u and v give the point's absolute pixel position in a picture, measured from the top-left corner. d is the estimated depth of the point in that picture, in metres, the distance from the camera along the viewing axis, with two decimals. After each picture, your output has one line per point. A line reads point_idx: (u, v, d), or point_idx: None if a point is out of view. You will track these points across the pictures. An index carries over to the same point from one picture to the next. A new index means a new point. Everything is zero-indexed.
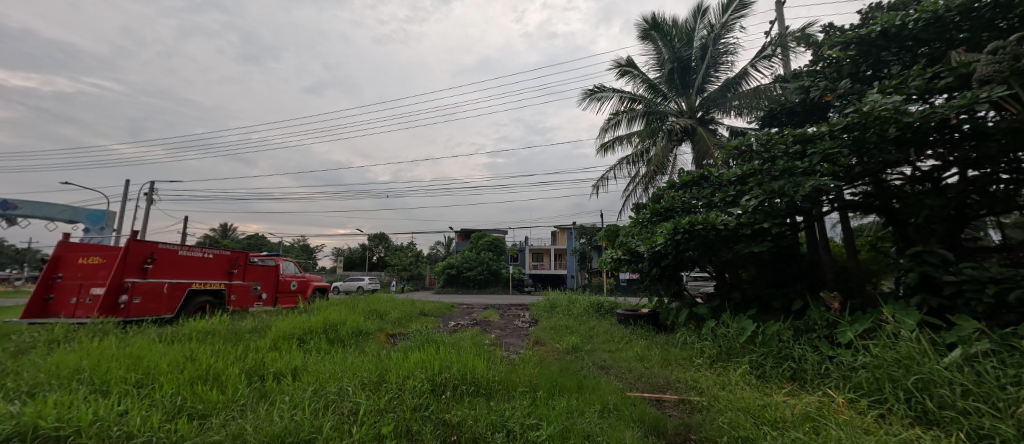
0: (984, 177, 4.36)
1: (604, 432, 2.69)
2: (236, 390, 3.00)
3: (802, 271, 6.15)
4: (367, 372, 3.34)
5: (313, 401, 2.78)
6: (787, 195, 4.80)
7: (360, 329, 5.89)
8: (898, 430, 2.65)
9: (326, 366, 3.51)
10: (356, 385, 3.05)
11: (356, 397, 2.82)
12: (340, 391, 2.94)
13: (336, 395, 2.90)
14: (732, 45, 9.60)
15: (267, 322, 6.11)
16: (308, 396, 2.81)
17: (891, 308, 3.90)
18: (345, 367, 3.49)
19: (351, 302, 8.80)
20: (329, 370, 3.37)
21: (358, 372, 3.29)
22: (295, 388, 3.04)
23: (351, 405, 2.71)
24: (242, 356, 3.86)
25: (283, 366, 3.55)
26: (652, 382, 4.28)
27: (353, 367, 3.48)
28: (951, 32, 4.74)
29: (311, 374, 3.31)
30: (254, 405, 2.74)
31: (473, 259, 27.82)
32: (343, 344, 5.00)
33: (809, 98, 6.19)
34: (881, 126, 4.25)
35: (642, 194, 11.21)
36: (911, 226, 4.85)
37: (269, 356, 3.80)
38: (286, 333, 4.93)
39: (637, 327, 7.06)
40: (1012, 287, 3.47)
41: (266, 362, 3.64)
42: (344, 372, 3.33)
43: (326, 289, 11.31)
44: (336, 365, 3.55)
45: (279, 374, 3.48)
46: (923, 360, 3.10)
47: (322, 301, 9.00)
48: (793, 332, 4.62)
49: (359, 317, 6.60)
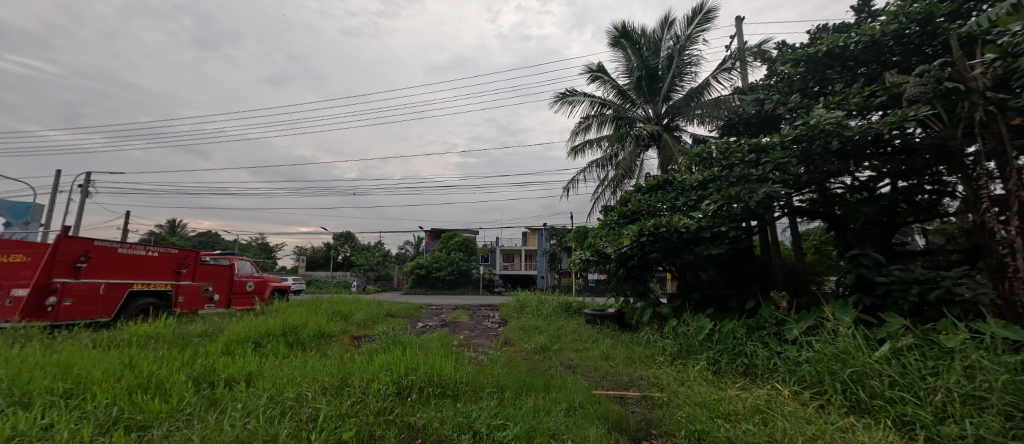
0: (911, 188, 4.82)
1: (569, 430, 2.76)
2: (183, 399, 2.84)
3: (756, 272, 6.52)
4: (329, 376, 3.26)
5: (269, 408, 2.68)
6: (742, 200, 5.09)
7: (322, 331, 5.71)
8: (834, 419, 2.87)
9: (284, 371, 3.38)
10: (317, 390, 2.97)
11: (315, 403, 2.75)
12: (298, 397, 2.85)
13: (294, 400, 2.81)
14: (696, 56, 10.05)
15: (219, 326, 5.80)
16: (263, 403, 2.71)
17: (832, 307, 4.24)
18: (304, 371, 3.38)
19: (313, 304, 8.50)
20: (287, 375, 3.26)
21: (318, 377, 3.20)
22: (249, 394, 2.92)
23: (310, 412, 2.63)
24: (190, 362, 3.66)
25: (237, 372, 3.40)
26: (616, 380, 4.42)
27: (313, 371, 3.37)
28: (885, 55, 5.21)
29: (266, 380, 3.19)
30: (202, 414, 2.60)
31: (443, 259, 27.53)
32: (304, 347, 4.83)
33: (764, 110, 6.58)
34: (825, 139, 4.62)
35: (610, 197, 11.50)
36: (850, 231, 5.28)
37: (220, 361, 3.63)
38: (240, 337, 4.70)
39: (604, 326, 7.24)
40: (932, 287, 3.85)
41: (217, 367, 3.47)
42: (303, 377, 3.23)
43: (287, 289, 10.85)
44: (295, 370, 3.43)
45: (232, 381, 3.33)
46: (857, 354, 3.38)
47: (283, 302, 8.64)
48: (746, 330, 4.90)
49: (321, 319, 6.40)
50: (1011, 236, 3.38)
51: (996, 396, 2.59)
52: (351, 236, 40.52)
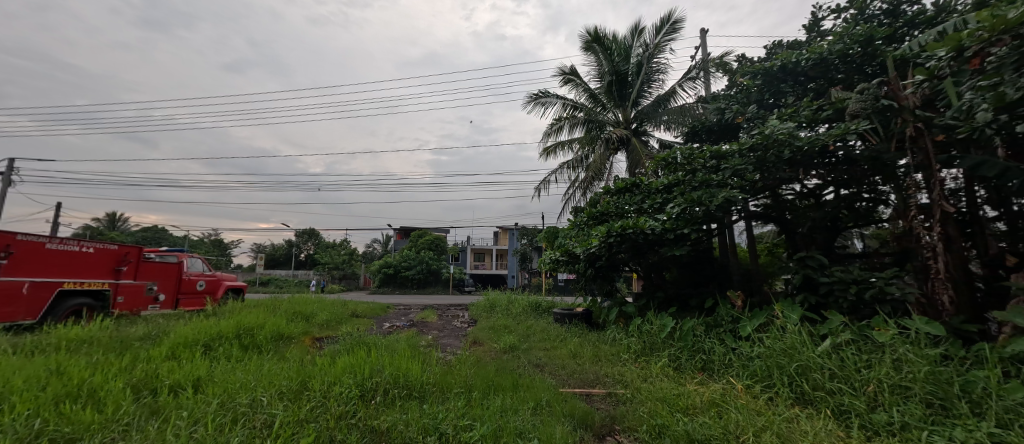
0: (852, 196, 5.24)
1: (535, 429, 2.82)
2: (119, 408, 2.67)
3: (715, 272, 6.87)
4: (286, 380, 3.15)
5: (219, 416, 2.57)
6: (704, 204, 5.36)
7: (281, 333, 5.50)
8: (781, 410, 3.09)
9: (237, 375, 3.24)
10: (273, 395, 2.87)
11: (271, 408, 2.67)
12: (252, 403, 2.75)
13: (248, 406, 2.71)
14: (663, 64, 10.43)
15: (164, 328, 5.46)
16: (213, 410, 2.59)
17: (781, 305, 4.55)
18: (259, 375, 3.25)
19: (272, 304, 8.16)
20: (241, 379, 3.13)
21: (274, 381, 3.10)
22: (197, 401, 2.78)
23: (265, 418, 2.55)
24: (129, 368, 3.43)
25: (182, 378, 3.23)
26: (583, 378, 4.53)
27: (269, 375, 3.25)
28: (832, 72, 5.64)
29: (217, 385, 3.05)
30: (142, 423, 2.46)
31: (412, 258, 27.05)
32: (260, 350, 4.64)
33: (724, 119, 6.89)
34: (778, 148, 4.94)
35: (580, 198, 11.72)
36: (798, 235, 5.67)
37: (164, 366, 3.43)
38: (188, 340, 4.45)
39: (572, 325, 7.39)
40: (867, 287, 4.20)
41: (160, 373, 3.27)
42: (258, 381, 3.11)
43: (243, 289, 10.34)
44: (249, 374, 3.29)
45: (177, 387, 3.15)
46: (803, 349, 3.65)
47: (240, 303, 8.23)
48: (705, 327, 5.15)
49: (279, 320, 6.17)
50: (934, 241, 3.73)
51: (919, 385, 2.87)
52: (315, 234, 39.11)
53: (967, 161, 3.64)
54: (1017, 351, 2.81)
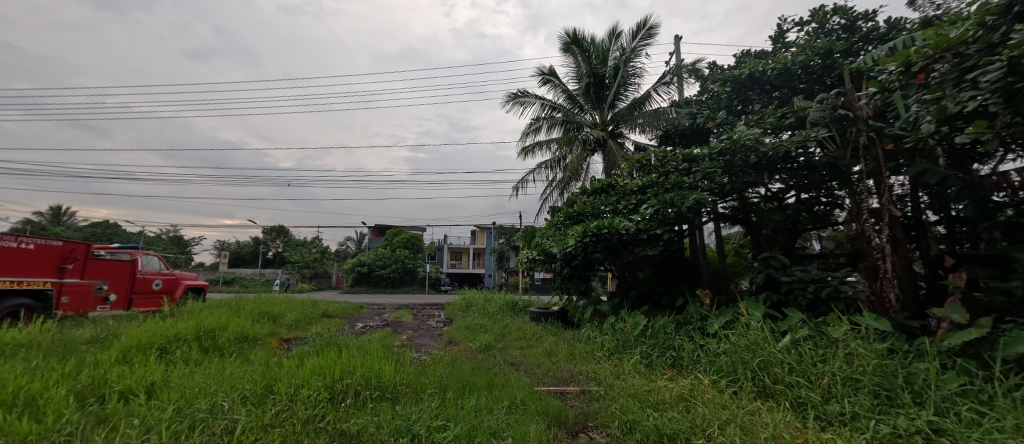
0: (811, 200, 5.53)
1: (509, 428, 2.85)
2: (61, 417, 2.51)
3: (686, 272, 7.10)
4: (250, 383, 3.06)
5: (174, 422, 2.46)
6: (676, 206, 5.53)
7: (245, 334, 5.31)
8: (744, 404, 3.24)
9: (196, 380, 3.11)
10: (235, 399, 2.78)
11: (232, 414, 2.59)
12: (212, 408, 2.66)
13: (207, 412, 2.62)
14: (639, 69, 10.68)
15: (115, 330, 5.15)
16: (168, 418, 2.48)
17: (745, 303, 4.76)
18: (220, 379, 3.14)
19: (236, 304, 7.83)
20: (200, 383, 3.02)
21: (237, 385, 3.00)
22: (149, 408, 2.65)
23: (226, 424, 2.48)
24: (73, 374, 3.22)
25: (134, 383, 3.07)
26: (557, 376, 4.60)
27: (231, 379, 3.14)
28: (795, 82, 5.96)
29: (173, 391, 2.92)
30: (87, 433, 2.32)
31: (387, 257, 26.59)
32: (222, 353, 4.47)
33: (695, 123, 7.05)
34: (745, 153, 5.16)
35: (557, 198, 11.85)
36: (762, 236, 5.95)
37: (113, 371, 3.25)
38: (142, 343, 4.24)
39: (548, 324, 7.47)
40: (824, 286, 4.46)
41: (109, 379, 3.10)
42: (219, 385, 3.01)
43: (204, 288, 9.87)
44: (209, 378, 3.17)
45: (128, 393, 3.00)
46: (765, 345, 3.83)
47: (201, 303, 7.86)
48: (675, 325, 5.33)
49: (243, 320, 5.94)
50: (883, 243, 4.00)
51: (868, 378, 3.07)
52: (284, 231, 37.83)
53: (913, 169, 3.92)
54: (953, 344, 3.06)
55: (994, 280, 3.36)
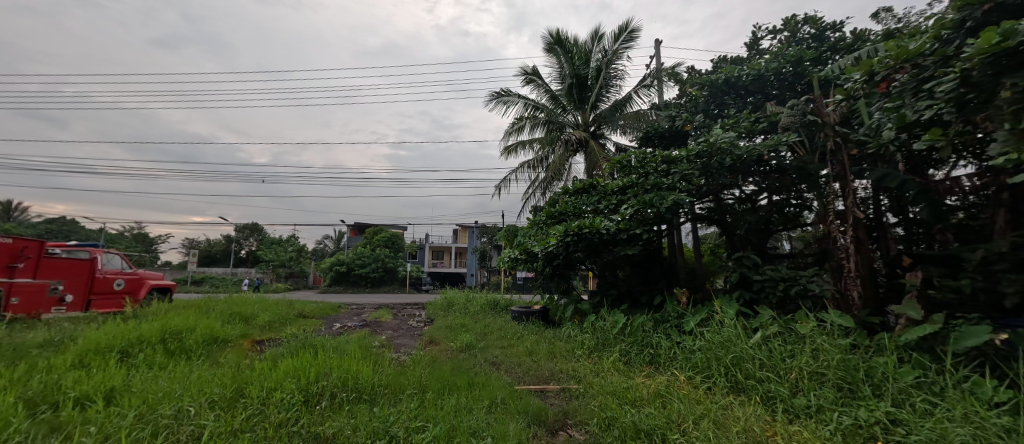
0: (782, 201, 5.74)
1: (488, 427, 2.86)
2: (9, 426, 2.38)
3: (664, 271, 7.27)
4: (219, 387, 2.97)
5: (136, 429, 2.37)
6: (655, 206, 5.66)
7: (215, 336, 5.13)
8: (717, 399, 3.35)
9: (160, 384, 3.00)
10: (202, 404, 2.70)
11: (199, 419, 2.51)
12: (177, 414, 2.58)
13: (171, 418, 2.53)
14: (621, 71, 10.84)
15: (71, 333, 4.88)
16: (129, 424, 2.39)
17: (720, 301, 4.91)
18: (186, 383, 3.04)
19: (205, 305, 7.54)
20: (164, 388, 2.91)
21: (205, 389, 2.91)
22: (108, 415, 2.55)
23: (192, 430, 2.40)
24: (23, 380, 3.05)
25: (91, 389, 2.94)
26: (538, 375, 4.63)
27: (199, 383, 3.05)
28: (768, 88, 6.24)
29: (135, 396, 2.81)
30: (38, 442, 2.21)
31: (367, 256, 26.14)
32: (189, 355, 4.30)
33: (674, 126, 7.04)
34: (720, 156, 5.36)
35: (540, 197, 11.92)
36: (736, 236, 6.15)
37: (68, 376, 3.09)
38: (100, 346, 4.04)
39: (530, 323, 7.52)
40: (793, 284, 4.64)
41: (64, 385, 2.96)
42: (185, 390, 2.91)
43: (171, 288, 9.47)
44: (173, 383, 3.06)
45: (85, 400, 2.87)
46: (737, 342, 3.96)
47: (167, 304, 7.55)
48: (653, 323, 5.45)
49: (212, 322, 5.73)
50: (847, 244, 4.20)
51: (832, 371, 3.22)
52: (259, 229, 36.74)
53: (875, 174, 4.13)
54: (910, 339, 3.25)
55: (946, 278, 3.57)
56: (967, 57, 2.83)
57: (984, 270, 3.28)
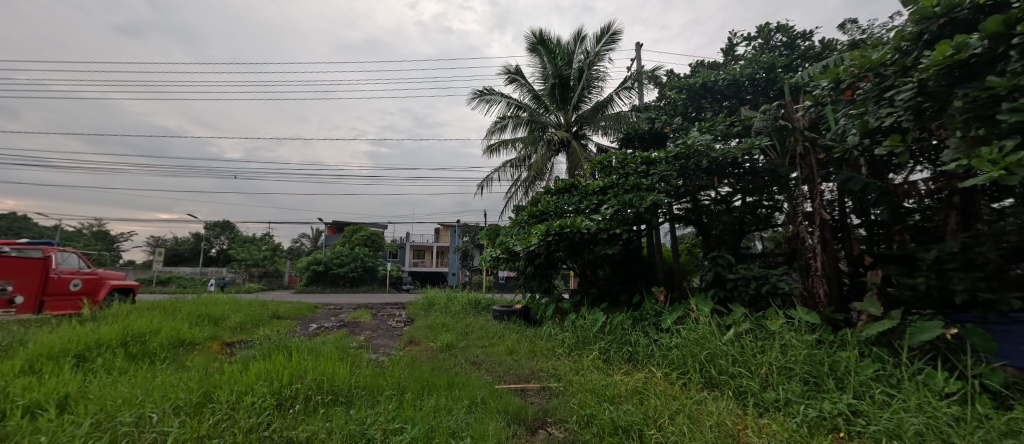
0: (755, 203, 5.94)
1: (468, 427, 2.86)
2: None
3: (643, 270, 7.42)
4: (185, 392, 2.87)
5: (93, 438, 2.27)
6: (634, 206, 5.77)
7: (182, 338, 4.93)
8: (692, 394, 3.45)
9: (120, 390, 2.87)
10: (166, 410, 2.60)
11: (162, 426, 2.42)
12: (139, 420, 2.48)
13: (132, 425, 2.43)
14: (602, 72, 10.96)
15: (21, 337, 4.60)
16: (86, 432, 2.29)
17: (695, 300, 5.05)
18: (148, 389, 2.92)
19: (172, 306, 7.24)
20: (124, 394, 2.79)
21: (169, 394, 2.80)
22: (61, 424, 2.43)
23: (154, 437, 2.32)
24: None
25: (43, 396, 2.79)
26: (518, 374, 4.65)
27: (162, 388, 2.94)
28: (742, 93, 6.46)
29: (92, 403, 2.68)
30: None
31: (346, 255, 25.64)
32: (153, 359, 4.13)
33: (654, 127, 7.17)
34: (697, 158, 5.53)
35: (522, 196, 11.95)
36: (712, 236, 6.33)
37: (16, 383, 2.92)
38: (54, 351, 3.83)
39: (511, 321, 7.54)
40: (764, 282, 4.82)
41: (12, 392, 2.80)
42: (147, 395, 2.80)
43: (134, 288, 9.04)
44: (135, 388, 2.93)
45: (36, 408, 2.71)
46: (712, 339, 4.08)
47: (129, 305, 7.21)
48: (632, 321, 5.55)
49: (179, 324, 5.49)
50: (814, 244, 4.39)
51: (799, 366, 3.35)
52: (231, 227, 35.49)
53: (840, 177, 4.33)
54: (870, 335, 3.41)
55: (903, 276, 3.76)
56: (924, 68, 2.99)
57: (936, 268, 3.48)
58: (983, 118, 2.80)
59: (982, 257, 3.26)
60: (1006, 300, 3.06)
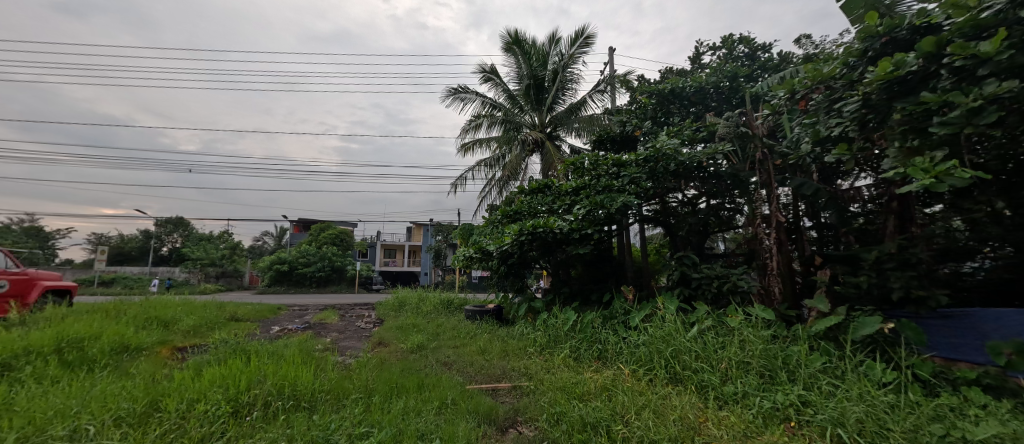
0: (718, 205, 6.19)
1: (437, 429, 2.83)
2: None
3: (613, 270, 7.58)
4: (129, 401, 2.70)
5: None
6: (606, 207, 5.89)
7: (126, 343, 4.61)
8: (658, 389, 3.56)
9: (52, 401, 2.66)
10: (106, 422, 2.44)
11: (101, 438, 2.27)
12: (73, 434, 2.30)
13: (65, 438, 2.26)
14: (576, 75, 11.11)
15: None
16: None
17: (662, 299, 5.22)
18: (85, 399, 2.72)
19: (115, 309, 6.75)
20: (57, 405, 2.59)
21: (110, 404, 2.63)
22: None
23: None
24: None
25: None
26: (489, 373, 4.65)
27: (102, 398, 2.74)
28: (708, 100, 6.73)
29: (19, 416, 2.47)
30: None
31: (313, 254, 24.78)
32: (92, 366, 3.85)
33: (625, 130, 7.33)
34: (666, 161, 5.73)
35: (496, 196, 11.96)
36: (678, 236, 6.54)
37: None
38: None
39: (483, 321, 7.52)
40: (725, 281, 5.04)
41: None
42: (84, 406, 2.61)
43: (71, 290, 8.37)
44: (69, 399, 2.73)
45: None
46: (677, 335, 4.23)
47: (65, 308, 6.66)
48: (602, 320, 5.67)
49: (123, 328, 5.13)
50: (771, 245, 4.63)
51: (755, 360, 3.53)
52: (185, 224, 33.50)
53: (795, 182, 4.59)
54: (819, 330, 3.63)
55: (848, 275, 4.04)
56: (869, 82, 3.22)
57: (876, 267, 3.74)
58: (918, 130, 3.04)
59: (916, 258, 3.55)
60: (935, 297, 3.35)
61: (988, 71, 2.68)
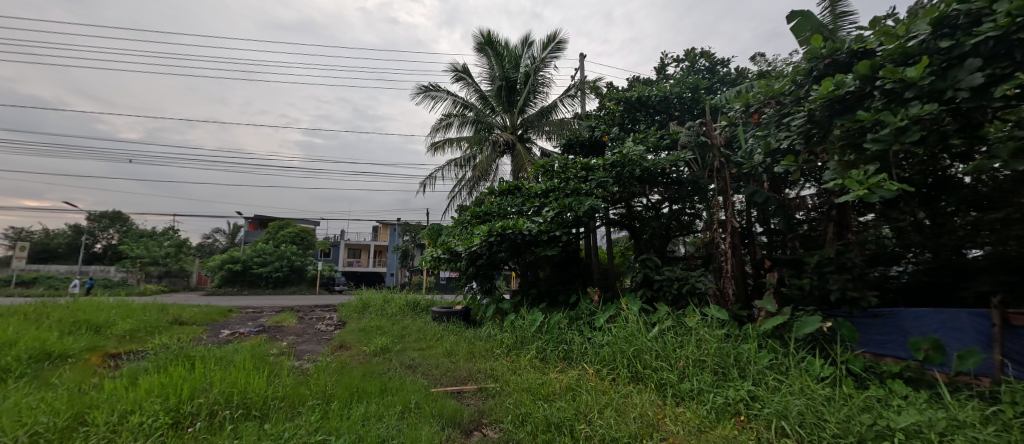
0: (680, 210, 6.46)
1: (399, 434, 2.77)
2: None
3: (580, 271, 7.73)
4: (49, 416, 2.46)
5: None
6: (574, 210, 6.00)
7: (48, 351, 4.20)
8: (620, 388, 3.67)
9: None
10: (20, 439, 2.21)
11: None
12: None
13: None
14: (548, 78, 11.22)
15: None
16: None
17: (626, 300, 5.39)
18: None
19: (36, 312, 6.12)
20: None
21: (26, 419, 2.39)
22: None
23: None
24: None
25: None
26: (455, 376, 4.61)
27: (17, 411, 2.49)
28: (672, 109, 7.01)
29: None
30: None
31: (271, 254, 23.62)
32: (6, 377, 3.48)
33: (594, 135, 7.50)
34: (632, 166, 5.92)
35: (466, 196, 11.91)
36: (643, 240, 6.77)
37: None
38: None
39: (451, 323, 7.46)
40: (685, 283, 5.27)
41: None
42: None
43: None
44: None
45: None
46: (639, 335, 4.38)
47: None
48: (569, 321, 5.76)
49: (45, 333, 4.66)
50: (726, 249, 4.88)
51: (710, 358, 3.70)
52: (123, 219, 30.96)
53: (748, 190, 4.86)
54: (767, 328, 3.87)
55: (793, 277, 4.32)
56: (814, 99, 3.46)
57: (817, 271, 4.01)
58: (854, 145, 3.30)
59: (851, 262, 3.84)
60: (866, 298, 3.64)
61: (913, 94, 2.93)
